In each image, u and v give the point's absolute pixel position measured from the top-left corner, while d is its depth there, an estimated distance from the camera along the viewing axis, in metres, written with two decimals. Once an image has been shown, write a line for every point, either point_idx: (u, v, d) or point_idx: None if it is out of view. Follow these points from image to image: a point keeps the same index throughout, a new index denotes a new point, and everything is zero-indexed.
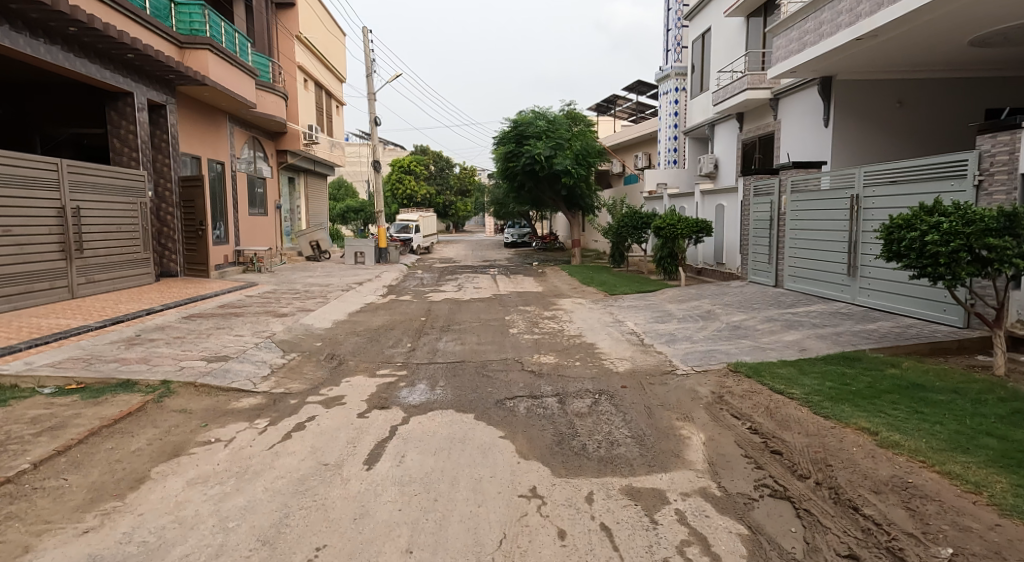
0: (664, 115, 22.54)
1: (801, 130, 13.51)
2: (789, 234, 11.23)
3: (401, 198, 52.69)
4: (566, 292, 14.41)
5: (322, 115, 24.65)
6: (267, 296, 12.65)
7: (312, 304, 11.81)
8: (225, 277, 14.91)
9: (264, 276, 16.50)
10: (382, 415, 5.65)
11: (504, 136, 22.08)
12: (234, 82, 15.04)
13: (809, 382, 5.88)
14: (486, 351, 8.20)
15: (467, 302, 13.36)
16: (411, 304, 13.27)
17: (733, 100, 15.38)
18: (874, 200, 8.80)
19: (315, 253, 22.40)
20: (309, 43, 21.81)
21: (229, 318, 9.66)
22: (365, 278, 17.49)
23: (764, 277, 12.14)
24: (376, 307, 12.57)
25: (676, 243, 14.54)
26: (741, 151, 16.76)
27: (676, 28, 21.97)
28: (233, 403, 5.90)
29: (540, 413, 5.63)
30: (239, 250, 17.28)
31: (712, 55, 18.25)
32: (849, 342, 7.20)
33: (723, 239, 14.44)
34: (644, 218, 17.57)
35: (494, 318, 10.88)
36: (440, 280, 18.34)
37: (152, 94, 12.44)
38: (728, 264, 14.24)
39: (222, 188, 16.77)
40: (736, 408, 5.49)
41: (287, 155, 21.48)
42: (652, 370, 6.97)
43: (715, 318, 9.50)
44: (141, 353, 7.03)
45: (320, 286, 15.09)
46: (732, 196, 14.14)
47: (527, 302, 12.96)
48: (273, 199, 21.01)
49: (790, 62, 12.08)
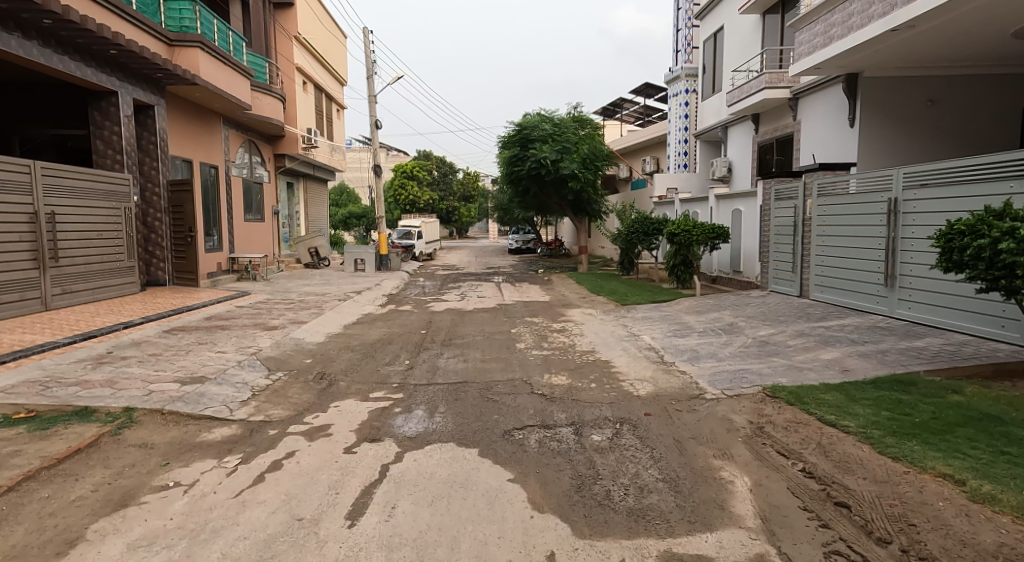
0: (673, 118, 21.86)
1: (823, 130, 12.79)
2: (817, 241, 10.46)
3: (403, 204, 52.06)
4: (575, 302, 13.67)
5: (322, 119, 24.08)
6: (259, 306, 11.96)
7: (306, 316, 11.09)
8: (217, 286, 14.23)
9: (258, 284, 15.84)
10: (372, 450, 4.91)
11: (508, 139, 21.42)
12: (228, 83, 14.43)
13: (862, 412, 5.10)
14: (491, 370, 7.46)
15: (470, 313, 12.61)
16: (411, 315, 12.55)
17: (749, 100, 14.68)
18: (914, 203, 8.09)
19: (313, 261, 21.73)
20: (309, 44, 21.24)
21: (214, 333, 8.95)
22: (364, 286, 16.81)
23: (787, 287, 11.37)
24: (374, 318, 11.85)
25: (691, 251, 13.82)
26: (757, 153, 16.03)
27: (686, 28, 21.26)
28: (203, 435, 5.17)
29: (555, 448, 4.88)
30: (233, 258, 16.66)
31: (725, 55, 17.60)
32: (898, 362, 6.41)
33: (740, 246, 13.70)
34: (655, 224, 16.83)
35: (500, 332, 10.14)
36: (442, 289, 17.64)
37: (138, 94, 11.80)
38: (746, 273, 13.47)
39: (215, 194, 16.13)
40: (783, 444, 4.71)
41: (285, 159, 20.87)
42: (677, 394, 6.21)
43: (740, 333, 8.73)
44: (107, 375, 6.31)
45: (316, 295, 14.40)
46: (750, 200, 13.39)
47: (534, 313, 12.23)
48: (270, 205, 20.36)
49: (813, 58, 11.34)
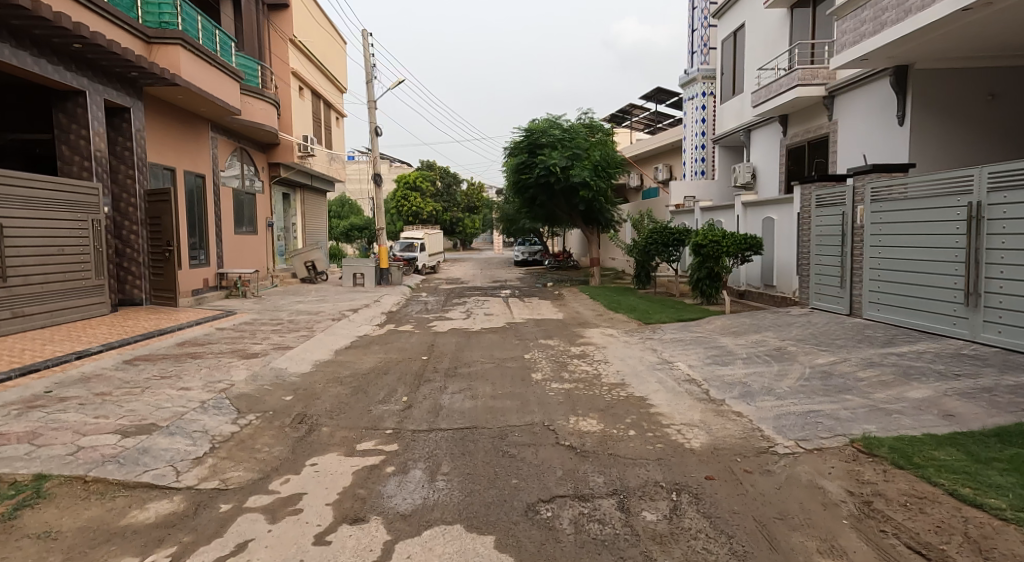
0: (689, 123, 20.74)
1: (866, 130, 11.61)
2: (870, 252, 9.22)
3: (406, 216, 51.10)
4: (592, 321, 12.43)
5: (321, 126, 23.06)
6: (242, 329, 10.76)
7: (292, 340, 9.85)
8: (200, 306, 13.07)
9: (247, 302, 14.69)
10: (351, 539, 3.64)
11: (515, 146, 20.34)
12: (215, 85, 13.41)
13: (1009, 482, 3.80)
14: (505, 412, 6.20)
15: (477, 334, 11.36)
16: (411, 336, 11.32)
17: (780, 99, 13.52)
18: (1002, 207, 6.86)
19: (311, 275, 20.53)
20: (306, 48, 20.29)
21: (182, 364, 7.71)
22: (362, 303, 15.64)
23: (833, 304, 10.11)
24: (370, 341, 10.60)
25: (719, 263, 12.57)
26: (786, 158, 14.87)
27: (702, 28, 20.22)
28: (131, 515, 3.91)
29: (597, 536, 3.61)
30: (222, 274, 15.59)
31: (747, 54, 16.52)
32: (1015, 405, 5.12)
33: (773, 258, 12.48)
34: (676, 235, 15.61)
35: (511, 358, 8.89)
36: (446, 306, 16.42)
37: (111, 95, 10.70)
38: (781, 287, 12.24)
39: (202, 205, 15.05)
40: (912, 535, 3.42)
41: (280, 168, 19.84)
42: (741, 448, 4.92)
43: (795, 362, 7.43)
44: (32, 425, 5.09)
45: (308, 314, 13.20)
46: (784, 208, 12.19)
47: (548, 334, 10.96)
48: (264, 216, 19.28)
49: (859, 48, 10.15)
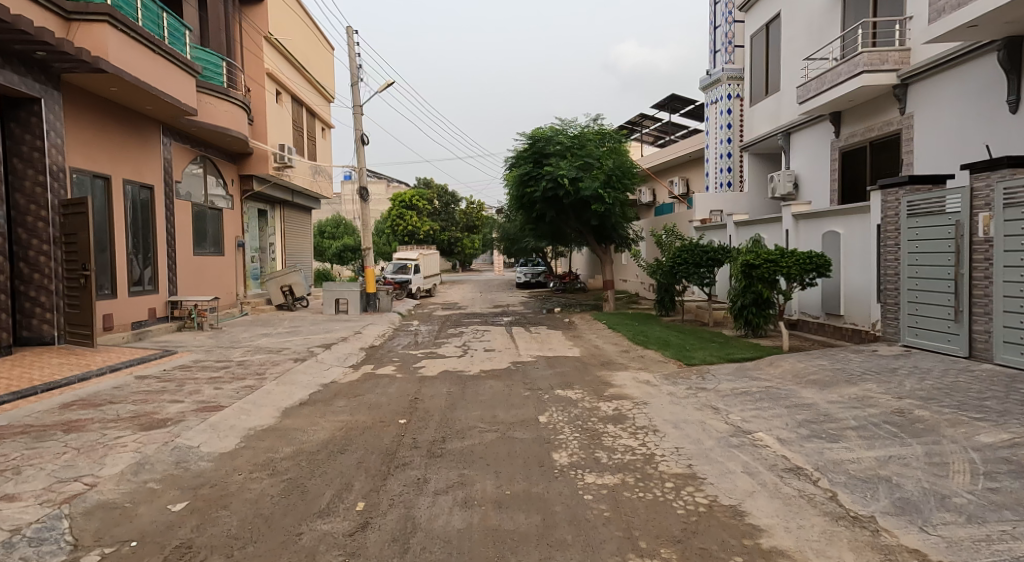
0: (712, 129, 18.64)
1: (956, 121, 9.39)
2: (1003, 274, 6.85)
3: (401, 235, 49.08)
4: (618, 361, 10.00)
5: (303, 136, 20.89)
6: (171, 377, 8.30)
7: (229, 396, 7.39)
8: (135, 344, 10.64)
9: (200, 337, 12.30)
10: None
11: (519, 156, 18.12)
12: (160, 77, 11.22)
13: None
14: (517, 544, 3.71)
15: (475, 381, 8.89)
16: (390, 384, 8.87)
17: (838, 91, 11.32)
18: None
19: (287, 301, 18.17)
20: (284, 48, 18.24)
21: (41, 443, 5.23)
22: (339, 336, 13.24)
23: (941, 343, 7.72)
24: (335, 393, 8.13)
25: (772, 288, 10.13)
26: (840, 162, 12.64)
27: (726, 24, 18.16)
28: None
29: None
30: (174, 302, 13.23)
31: (786, 46, 14.40)
32: None
33: (840, 282, 10.13)
34: (710, 254, 13.28)
35: (521, 424, 6.43)
36: (439, 337, 14.03)
37: (9, 79, 8.45)
38: (852, 319, 9.90)
39: (150, 221, 12.75)
40: None
41: (252, 181, 17.62)
42: None
43: (946, 441, 4.95)
44: None
45: (268, 352, 10.78)
46: (854, 220, 9.87)
47: (567, 382, 8.53)
48: (232, 235, 16.97)
49: (963, 13, 7.90)
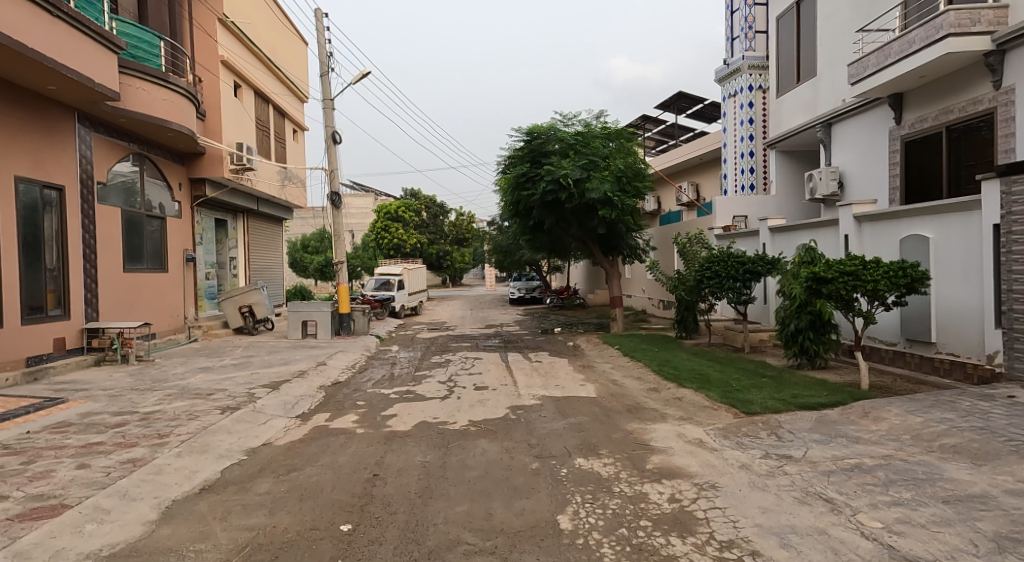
0: (731, 125, 16.51)
1: None
2: None
3: (387, 249, 46.63)
4: (650, 406, 7.63)
5: (269, 136, 18.50)
6: (24, 447, 5.77)
7: (91, 483, 4.91)
8: (15, 391, 8.09)
9: (119, 374, 9.79)
10: None
11: (515, 155, 15.88)
12: (63, 49, 8.92)
13: None
14: None
15: (461, 441, 6.46)
16: (343, 446, 6.43)
17: (909, 64, 9.19)
18: None
19: (248, 325, 15.76)
20: (242, 35, 15.92)
21: None
22: (296, 370, 10.75)
23: None
24: (259, 468, 5.66)
25: (848, 309, 7.76)
26: (904, 153, 10.49)
27: (745, 7, 15.92)
28: None
29: None
30: (93, 330, 10.77)
31: (827, 22, 12.25)
32: None
33: (930, 300, 7.90)
34: (747, 265, 10.96)
35: (531, 538, 4.01)
36: (421, 369, 11.61)
37: None
38: (949, 347, 7.66)
39: (59, 230, 10.28)
40: None
41: (205, 185, 15.22)
42: None
43: None
44: None
45: (193, 397, 8.27)
46: (950, 220, 7.62)
47: (588, 444, 6.14)
48: (180, 247, 14.50)
49: None
